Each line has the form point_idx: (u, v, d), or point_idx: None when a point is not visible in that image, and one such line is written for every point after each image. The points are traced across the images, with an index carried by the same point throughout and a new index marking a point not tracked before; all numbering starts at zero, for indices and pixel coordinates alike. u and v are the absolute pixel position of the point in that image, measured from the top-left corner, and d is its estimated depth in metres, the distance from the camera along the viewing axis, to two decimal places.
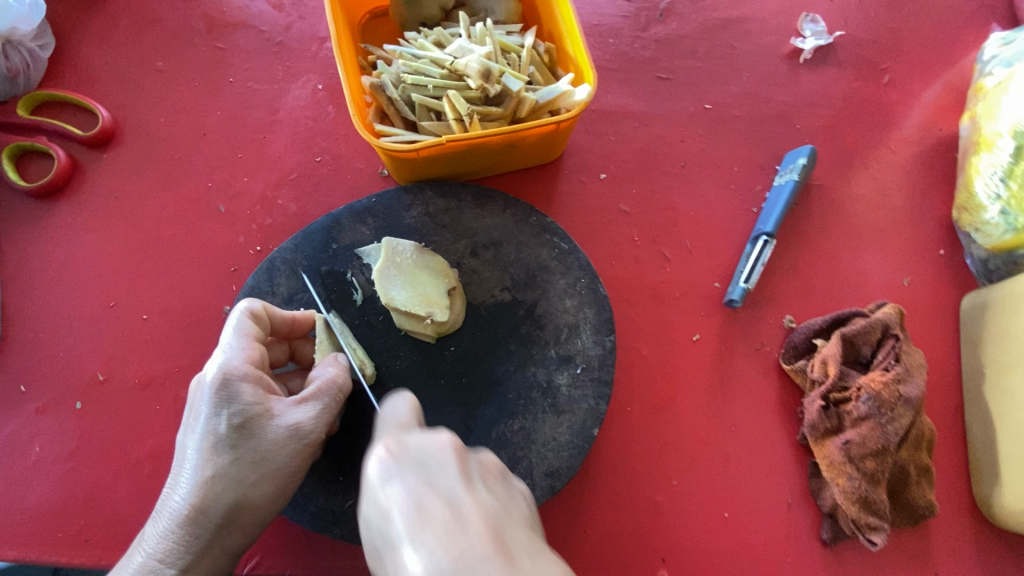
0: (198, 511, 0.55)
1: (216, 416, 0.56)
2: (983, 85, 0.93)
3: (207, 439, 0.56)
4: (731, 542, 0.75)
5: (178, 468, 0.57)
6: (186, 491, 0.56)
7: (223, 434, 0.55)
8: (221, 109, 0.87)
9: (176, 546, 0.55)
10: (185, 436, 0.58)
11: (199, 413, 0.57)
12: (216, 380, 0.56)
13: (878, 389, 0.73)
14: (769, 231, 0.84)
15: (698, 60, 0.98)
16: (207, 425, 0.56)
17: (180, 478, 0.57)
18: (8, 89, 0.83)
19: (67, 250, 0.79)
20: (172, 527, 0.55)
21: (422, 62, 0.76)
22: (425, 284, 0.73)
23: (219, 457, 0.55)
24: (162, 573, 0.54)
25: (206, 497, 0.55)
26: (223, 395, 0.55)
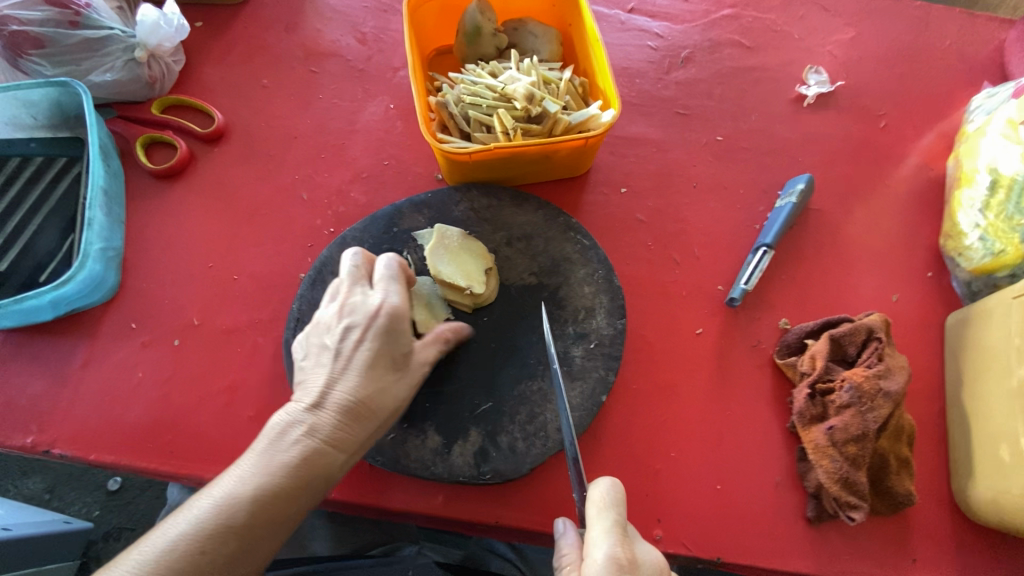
0: (367, 408, 0.68)
1: (390, 338, 0.70)
2: (966, 131, 1.05)
3: (375, 355, 0.69)
4: (722, 511, 0.84)
5: (342, 372, 0.68)
6: (356, 391, 0.68)
7: (392, 352, 0.70)
8: (310, 118, 1.06)
9: (346, 433, 0.66)
10: (344, 347, 0.70)
11: (368, 332, 0.70)
12: (391, 312, 0.71)
13: (860, 381, 0.82)
14: (768, 242, 0.95)
15: (713, 100, 1.14)
16: (383, 343, 0.70)
17: (343, 381, 0.68)
18: (147, 92, 1.03)
19: (178, 219, 0.97)
20: (340, 418, 0.66)
21: (479, 87, 0.94)
22: (467, 262, 0.87)
23: (385, 370, 0.70)
24: (330, 452, 0.65)
25: (373, 398, 0.68)
26: (392, 326, 0.70)
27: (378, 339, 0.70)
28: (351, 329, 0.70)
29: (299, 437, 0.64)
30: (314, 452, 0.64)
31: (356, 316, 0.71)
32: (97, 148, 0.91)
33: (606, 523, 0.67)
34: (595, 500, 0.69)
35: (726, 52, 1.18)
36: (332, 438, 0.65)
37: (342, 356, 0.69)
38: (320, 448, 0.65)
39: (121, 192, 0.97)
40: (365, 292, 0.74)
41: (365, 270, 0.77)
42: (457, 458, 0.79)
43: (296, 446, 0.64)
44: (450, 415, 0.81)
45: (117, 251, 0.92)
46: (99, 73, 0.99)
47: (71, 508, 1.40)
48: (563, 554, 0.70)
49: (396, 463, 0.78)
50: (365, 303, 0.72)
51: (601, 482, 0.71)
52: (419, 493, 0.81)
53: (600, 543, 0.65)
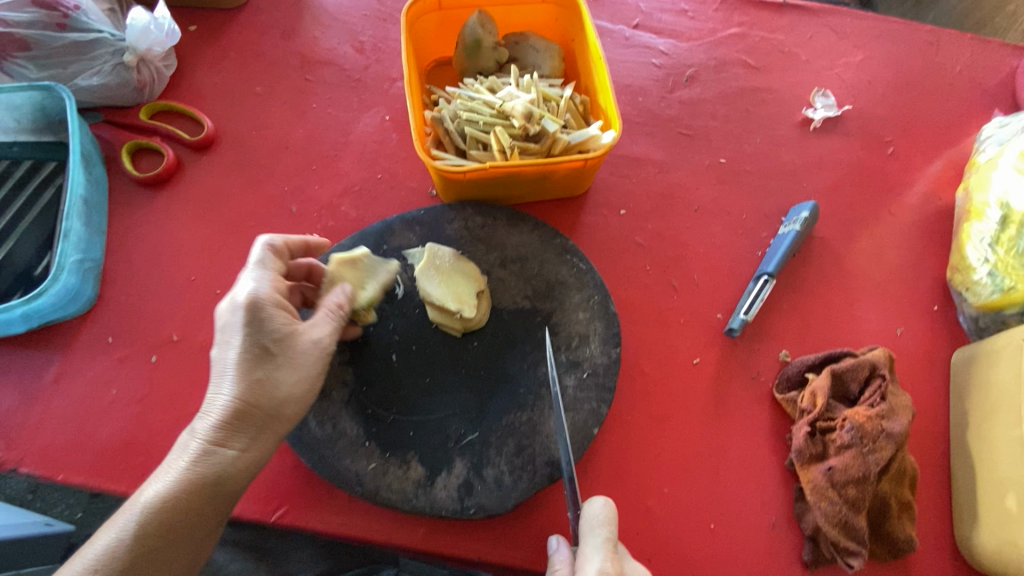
0: (247, 403, 0.63)
1: (254, 328, 0.64)
2: (976, 161, 1.03)
3: (244, 348, 0.64)
4: (715, 551, 0.81)
5: (216, 375, 0.65)
6: (231, 390, 0.63)
7: (265, 340, 0.65)
8: (303, 128, 1.03)
9: (228, 434, 0.63)
10: (218, 352, 0.65)
11: (234, 326, 0.65)
12: (248, 302, 0.65)
13: (862, 421, 0.79)
14: (770, 271, 0.92)
15: (717, 121, 1.11)
16: (247, 336, 0.64)
17: (219, 382, 0.64)
18: (135, 97, 1.00)
19: (162, 229, 0.94)
20: (219, 420, 0.63)
21: (476, 103, 0.91)
22: (458, 285, 0.84)
23: (258, 360, 0.64)
24: (218, 454, 0.62)
25: (253, 392, 0.63)
26: (253, 317, 0.65)
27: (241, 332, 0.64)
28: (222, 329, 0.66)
29: (183, 453, 0.62)
30: (199, 462, 0.61)
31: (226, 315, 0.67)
32: (78, 156, 0.88)
33: (596, 541, 0.66)
34: (589, 517, 0.68)
35: (732, 72, 1.16)
36: (214, 443, 0.62)
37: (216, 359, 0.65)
38: (204, 455, 0.62)
39: (103, 201, 0.94)
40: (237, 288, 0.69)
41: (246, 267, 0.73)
42: (440, 492, 0.75)
43: (179, 460, 0.61)
44: (434, 445, 0.78)
45: (96, 262, 0.90)
46: (86, 77, 0.96)
47: (52, 511, 1.33)
48: (554, 570, 0.69)
49: (376, 494, 0.75)
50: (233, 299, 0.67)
51: (595, 499, 0.69)
52: (399, 524, 0.78)
53: (593, 559, 0.65)
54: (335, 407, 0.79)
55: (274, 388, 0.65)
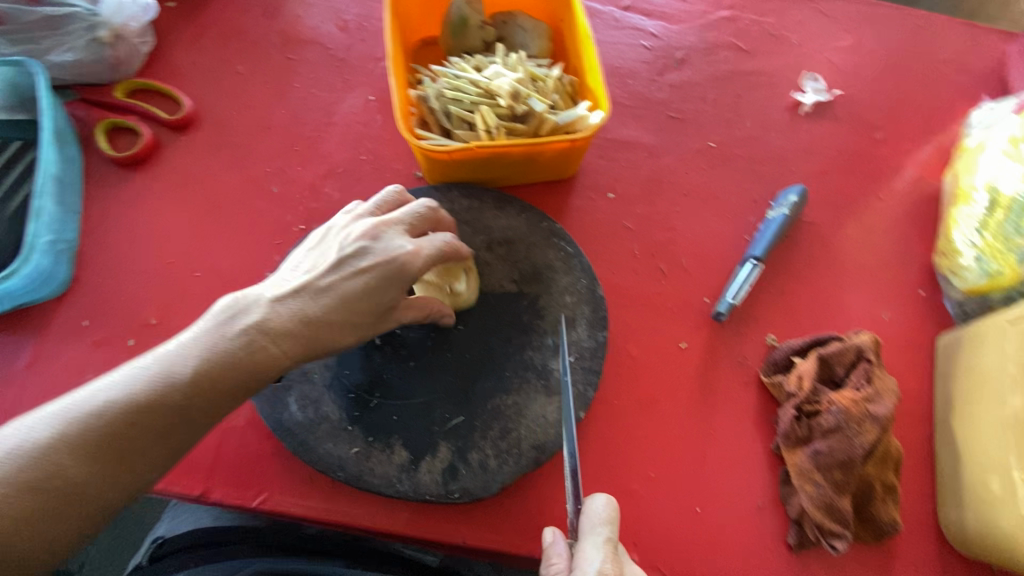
0: (329, 336, 0.66)
1: (387, 282, 0.68)
2: (964, 146, 1.02)
3: (363, 288, 0.67)
4: (699, 534, 0.81)
5: (321, 289, 0.66)
6: (320, 312, 0.66)
7: (376, 301, 0.68)
8: (285, 108, 1.00)
9: (296, 345, 0.65)
10: (343, 266, 0.68)
11: (366, 266, 0.68)
12: (397, 258, 0.69)
13: (847, 404, 0.78)
14: (757, 255, 0.92)
15: (707, 104, 1.10)
16: (377, 280, 0.68)
17: (323, 292, 0.67)
18: (111, 74, 0.97)
19: (138, 211, 0.92)
20: (294, 338, 0.64)
21: (462, 81, 0.89)
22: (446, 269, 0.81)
23: (365, 316, 0.68)
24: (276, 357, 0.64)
25: (339, 329, 0.67)
26: (393, 270, 0.68)
27: (374, 281, 0.68)
28: (357, 258, 0.68)
29: (254, 334, 0.63)
30: (261, 353, 0.63)
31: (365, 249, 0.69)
32: (50, 134, 0.86)
33: (596, 538, 0.67)
34: (591, 515, 0.69)
35: (723, 55, 1.14)
36: (274, 347, 0.63)
37: (331, 276, 0.67)
38: (268, 351, 0.63)
39: (77, 180, 0.91)
40: (394, 232, 0.71)
41: (414, 217, 0.74)
42: (424, 476, 0.74)
43: (237, 339, 0.62)
44: (419, 429, 0.77)
45: (70, 243, 0.87)
46: (59, 53, 0.93)
47: None
48: (550, 564, 0.69)
49: (360, 478, 0.74)
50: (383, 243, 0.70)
51: (597, 497, 0.70)
52: (382, 509, 0.77)
53: (591, 556, 0.65)
54: (317, 390, 0.77)
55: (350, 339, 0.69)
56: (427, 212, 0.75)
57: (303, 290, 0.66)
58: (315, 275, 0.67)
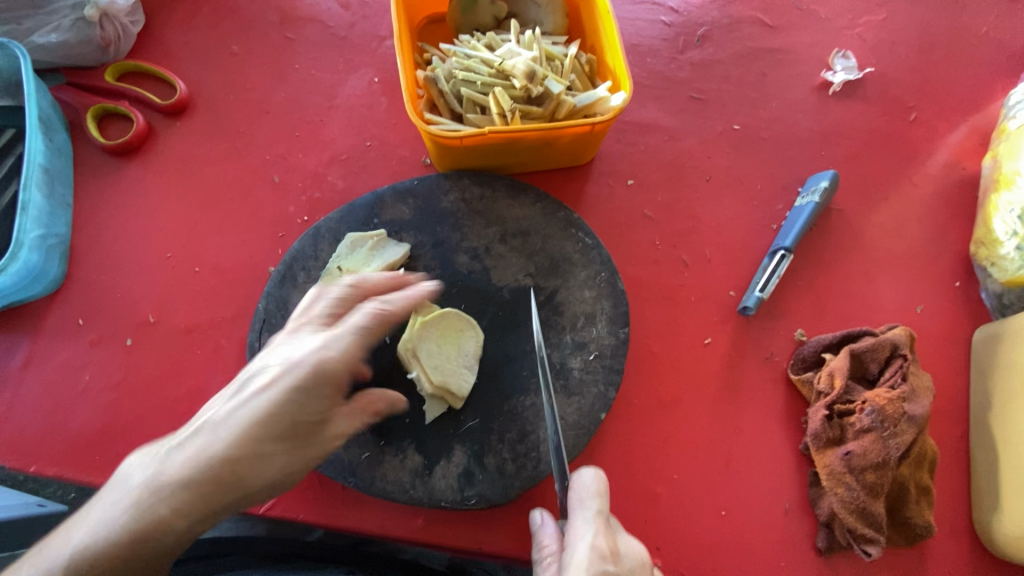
0: (226, 475, 0.51)
1: (294, 400, 0.52)
2: (1006, 127, 0.96)
3: (266, 412, 0.52)
4: (725, 538, 0.78)
5: (223, 422, 0.52)
6: (225, 449, 0.51)
7: (286, 422, 0.53)
8: (285, 91, 0.95)
9: (188, 498, 0.50)
10: (245, 385, 0.54)
11: (272, 388, 0.52)
12: (304, 365, 0.53)
13: (883, 403, 0.75)
14: (787, 246, 0.87)
15: (730, 85, 1.03)
16: (281, 398, 0.52)
17: (219, 424, 0.52)
18: (99, 57, 0.92)
19: (133, 202, 0.87)
20: (193, 491, 0.50)
21: (473, 61, 0.83)
22: (452, 340, 0.76)
23: (280, 442, 0.53)
24: (164, 522, 0.49)
25: (242, 467, 0.51)
26: (304, 383, 0.53)
27: (280, 398, 0.52)
28: (256, 374, 0.54)
29: (140, 497, 0.50)
30: (147, 514, 0.49)
31: (270, 361, 0.55)
32: (36, 121, 0.80)
33: (585, 511, 0.61)
34: (578, 489, 0.63)
35: (746, 31, 1.07)
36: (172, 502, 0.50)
37: (228, 400, 0.53)
38: (154, 512, 0.50)
39: (68, 171, 0.87)
40: (308, 330, 0.57)
41: (334, 305, 0.59)
42: (439, 481, 0.71)
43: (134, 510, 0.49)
44: (431, 432, 0.73)
45: (61, 238, 0.83)
46: (43, 33, 0.87)
47: None
48: (543, 546, 0.64)
49: (371, 485, 0.70)
50: (292, 346, 0.56)
51: (584, 470, 0.64)
52: (397, 515, 0.74)
53: (583, 532, 0.60)
54: None
55: (269, 471, 0.52)
56: (354, 294, 0.61)
57: (203, 426, 0.53)
58: (210, 410, 0.54)
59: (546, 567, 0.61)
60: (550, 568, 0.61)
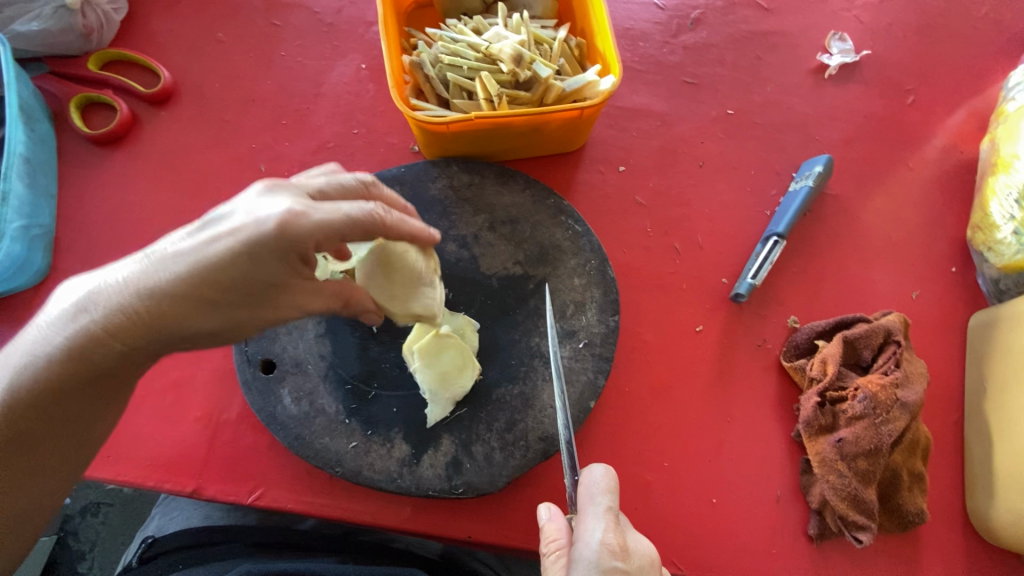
0: (177, 307, 0.49)
1: (259, 255, 0.49)
2: (1005, 110, 0.94)
3: (230, 257, 0.49)
4: (717, 527, 0.77)
5: (174, 259, 0.49)
6: (180, 283, 0.49)
7: (247, 275, 0.50)
8: (271, 79, 0.93)
9: (134, 321, 0.49)
10: (210, 223, 0.50)
11: (237, 236, 0.49)
12: (272, 224, 0.49)
13: (875, 390, 0.74)
14: (780, 232, 0.86)
15: (723, 69, 1.02)
16: (246, 250, 0.49)
17: (177, 254, 0.49)
18: (82, 45, 0.90)
19: (119, 192, 0.86)
20: (140, 315, 0.49)
21: (460, 45, 0.81)
22: (393, 263, 0.67)
23: (228, 295, 0.50)
24: (111, 334, 0.48)
25: (197, 305, 0.50)
26: (270, 242, 0.49)
27: (242, 253, 0.49)
28: (226, 218, 0.50)
29: (91, 304, 0.49)
30: (91, 322, 0.48)
31: (237, 211, 0.51)
32: (16, 110, 0.79)
33: (594, 506, 0.61)
34: (588, 485, 0.62)
35: (741, 14, 1.05)
36: (120, 318, 0.49)
37: (186, 239, 0.50)
38: (103, 324, 0.48)
39: (52, 160, 0.86)
40: (287, 195, 0.52)
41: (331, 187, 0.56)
42: (427, 470, 0.71)
43: (75, 324, 0.48)
44: (419, 421, 0.73)
45: (45, 228, 0.83)
46: (24, 22, 0.85)
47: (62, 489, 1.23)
48: (551, 539, 0.64)
49: (359, 474, 0.70)
50: (263, 201, 0.51)
51: (595, 466, 0.63)
52: (385, 504, 0.74)
53: (593, 528, 0.59)
54: (312, 382, 0.73)
55: (214, 321, 0.51)
56: (356, 187, 0.59)
57: (162, 257, 0.50)
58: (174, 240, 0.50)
59: (556, 559, 0.62)
60: (560, 561, 0.61)
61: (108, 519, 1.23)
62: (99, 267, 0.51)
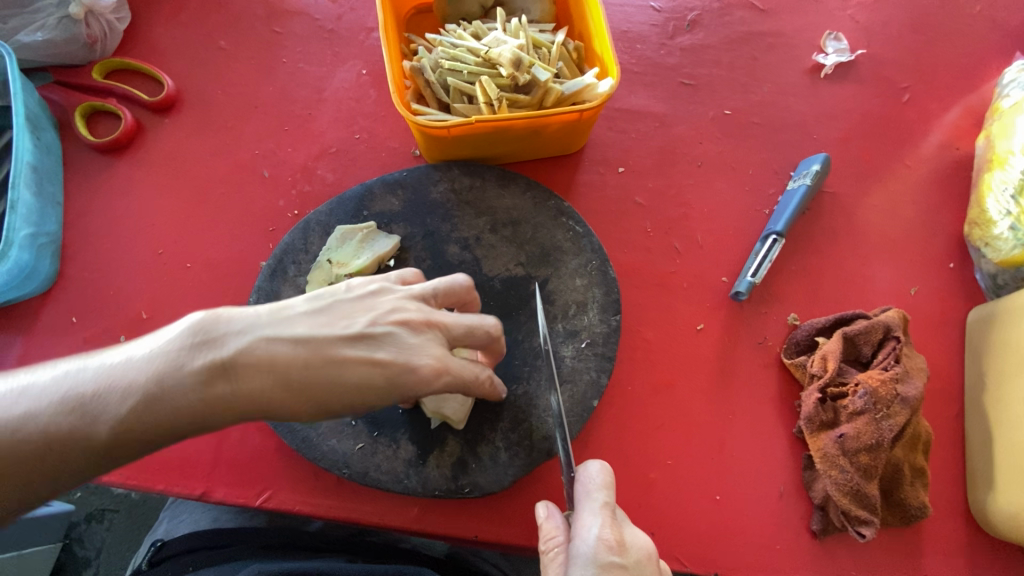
0: (293, 399, 0.50)
1: (396, 392, 0.53)
2: (999, 106, 0.95)
3: (368, 384, 0.52)
4: (720, 522, 0.78)
5: (329, 363, 0.51)
6: (311, 384, 0.50)
7: (372, 401, 0.53)
8: (273, 86, 0.94)
9: (250, 397, 0.48)
10: (360, 339, 0.53)
11: (384, 369, 0.53)
12: (422, 373, 0.54)
13: (876, 385, 0.75)
14: (779, 230, 0.86)
15: (720, 69, 1.03)
16: (388, 384, 0.53)
17: (320, 356, 0.51)
18: (86, 54, 0.91)
19: (123, 199, 0.87)
20: (257, 397, 0.48)
21: (459, 50, 0.82)
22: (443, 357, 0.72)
23: (342, 412, 0.53)
24: (221, 408, 0.47)
25: (310, 405, 0.51)
26: (412, 388, 0.54)
27: (381, 386, 0.53)
28: (379, 343, 0.54)
29: (218, 369, 0.47)
30: (214, 385, 0.47)
31: (398, 343, 0.54)
32: (22, 119, 0.80)
33: (591, 501, 0.62)
34: (585, 481, 0.64)
35: (737, 15, 1.07)
36: (237, 394, 0.48)
37: (338, 345, 0.52)
38: (223, 394, 0.47)
39: (57, 169, 0.87)
40: (437, 337, 0.57)
41: (470, 333, 0.60)
42: (433, 471, 0.71)
43: (206, 388, 0.47)
44: (425, 422, 0.73)
45: (52, 236, 0.83)
46: (29, 32, 0.87)
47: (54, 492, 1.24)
48: (550, 537, 0.64)
49: (365, 476, 0.71)
50: (416, 343, 0.55)
51: (591, 463, 0.65)
52: (392, 505, 0.74)
53: (590, 524, 0.60)
54: None
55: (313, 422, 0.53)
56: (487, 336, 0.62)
57: (302, 346, 0.51)
58: (319, 336, 0.51)
59: (555, 557, 0.62)
60: (558, 559, 0.62)
61: (113, 526, 1.24)
62: (232, 314, 0.50)
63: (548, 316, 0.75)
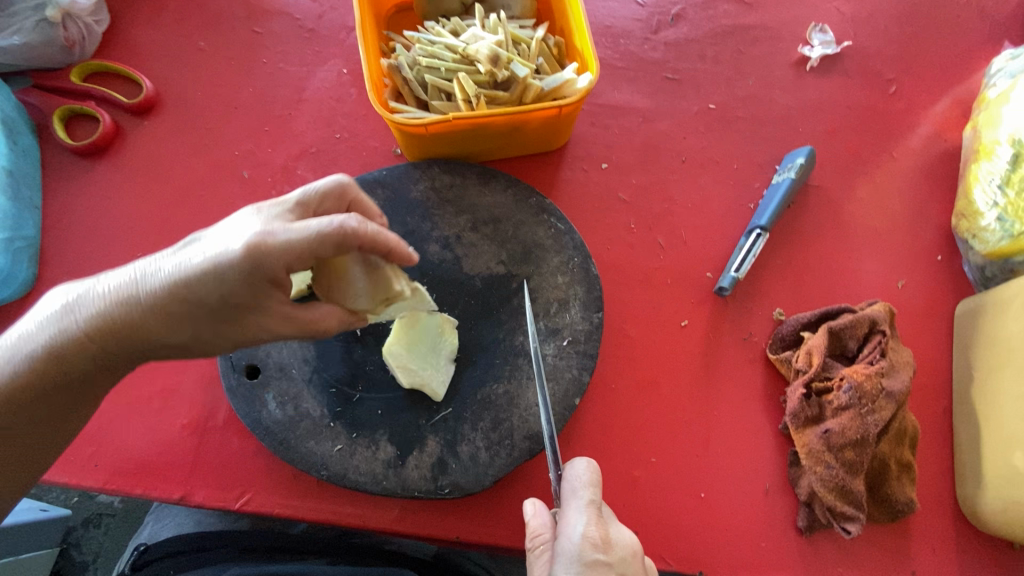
0: (151, 313, 0.50)
1: (231, 268, 0.50)
2: (986, 96, 0.94)
3: (204, 267, 0.50)
4: (705, 520, 0.77)
5: (161, 271, 0.51)
6: (155, 291, 0.50)
7: (219, 284, 0.50)
8: (253, 86, 0.94)
9: (106, 323, 0.50)
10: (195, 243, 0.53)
11: (210, 251, 0.51)
12: (249, 239, 0.51)
13: (861, 380, 0.74)
14: (763, 225, 0.86)
15: (705, 64, 1.02)
16: (220, 261, 0.50)
17: (160, 268, 0.51)
18: (65, 58, 0.91)
19: (103, 202, 0.87)
20: (115, 317, 0.50)
21: (437, 47, 0.81)
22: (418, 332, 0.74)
23: (201, 311, 0.51)
24: (85, 337, 0.50)
25: (169, 314, 0.51)
26: (246, 257, 0.50)
27: (211, 267, 0.50)
28: (207, 238, 0.53)
29: (70, 310, 0.51)
30: (67, 323, 0.51)
31: (223, 231, 0.53)
32: None
33: (577, 499, 0.61)
34: (571, 480, 0.63)
35: (722, 9, 1.06)
36: (96, 326, 0.50)
37: (169, 258, 0.51)
38: (80, 324, 0.50)
39: (35, 173, 0.86)
40: (264, 214, 0.54)
41: (312, 197, 0.59)
42: (412, 471, 0.71)
43: (59, 326, 0.50)
44: (405, 423, 0.73)
45: (29, 241, 0.83)
46: (5, 35, 0.85)
47: (49, 496, 1.23)
48: (535, 535, 0.64)
49: (344, 477, 0.70)
50: (241, 224, 0.53)
51: (577, 461, 0.64)
52: (373, 507, 0.74)
53: (575, 522, 0.59)
54: (296, 386, 0.73)
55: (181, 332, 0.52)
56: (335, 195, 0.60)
57: (142, 269, 0.52)
58: (156, 256, 0.53)
59: (541, 555, 0.61)
60: (544, 557, 0.61)
61: (110, 530, 1.24)
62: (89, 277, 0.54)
63: (527, 314, 0.74)
